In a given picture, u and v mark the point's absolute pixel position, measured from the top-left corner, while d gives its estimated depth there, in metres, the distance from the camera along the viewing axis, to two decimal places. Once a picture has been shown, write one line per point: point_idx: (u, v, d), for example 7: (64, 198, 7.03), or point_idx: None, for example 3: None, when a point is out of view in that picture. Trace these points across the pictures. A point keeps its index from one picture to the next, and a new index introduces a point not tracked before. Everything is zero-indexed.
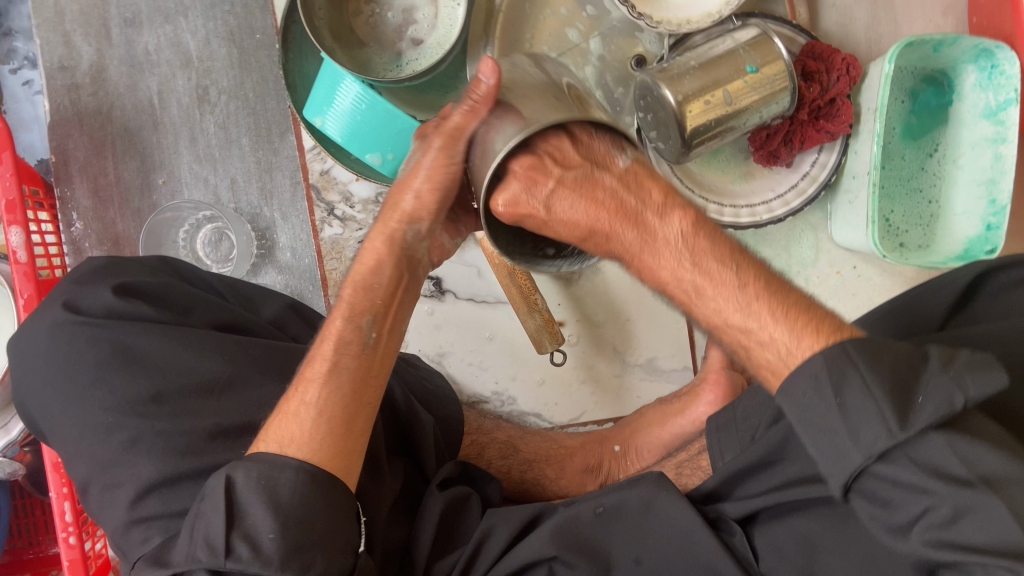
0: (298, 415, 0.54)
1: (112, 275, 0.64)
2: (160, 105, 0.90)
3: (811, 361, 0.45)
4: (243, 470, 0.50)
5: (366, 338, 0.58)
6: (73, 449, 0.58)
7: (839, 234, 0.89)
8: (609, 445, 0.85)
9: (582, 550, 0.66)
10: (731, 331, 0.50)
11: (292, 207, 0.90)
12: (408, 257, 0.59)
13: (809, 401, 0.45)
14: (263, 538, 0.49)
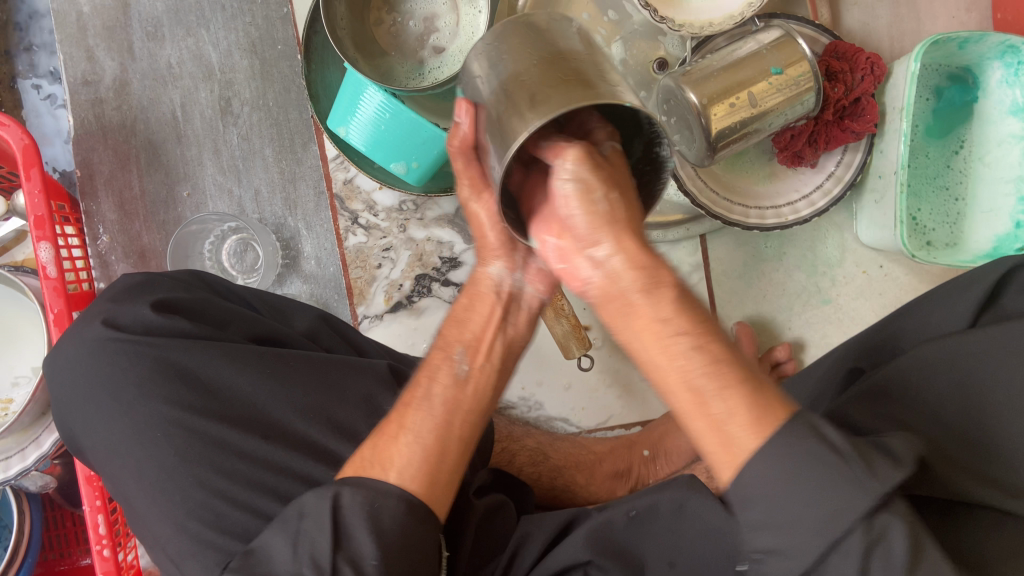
0: (405, 446, 0.53)
1: (148, 291, 0.65)
2: (183, 117, 0.90)
3: (800, 415, 0.39)
4: (350, 491, 0.49)
5: (457, 370, 0.57)
6: (113, 465, 0.59)
7: (865, 233, 0.88)
8: (637, 450, 0.86)
9: (617, 556, 0.67)
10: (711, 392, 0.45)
11: (316, 216, 0.90)
12: (504, 297, 0.60)
13: (793, 467, 0.38)
14: (365, 565, 0.48)
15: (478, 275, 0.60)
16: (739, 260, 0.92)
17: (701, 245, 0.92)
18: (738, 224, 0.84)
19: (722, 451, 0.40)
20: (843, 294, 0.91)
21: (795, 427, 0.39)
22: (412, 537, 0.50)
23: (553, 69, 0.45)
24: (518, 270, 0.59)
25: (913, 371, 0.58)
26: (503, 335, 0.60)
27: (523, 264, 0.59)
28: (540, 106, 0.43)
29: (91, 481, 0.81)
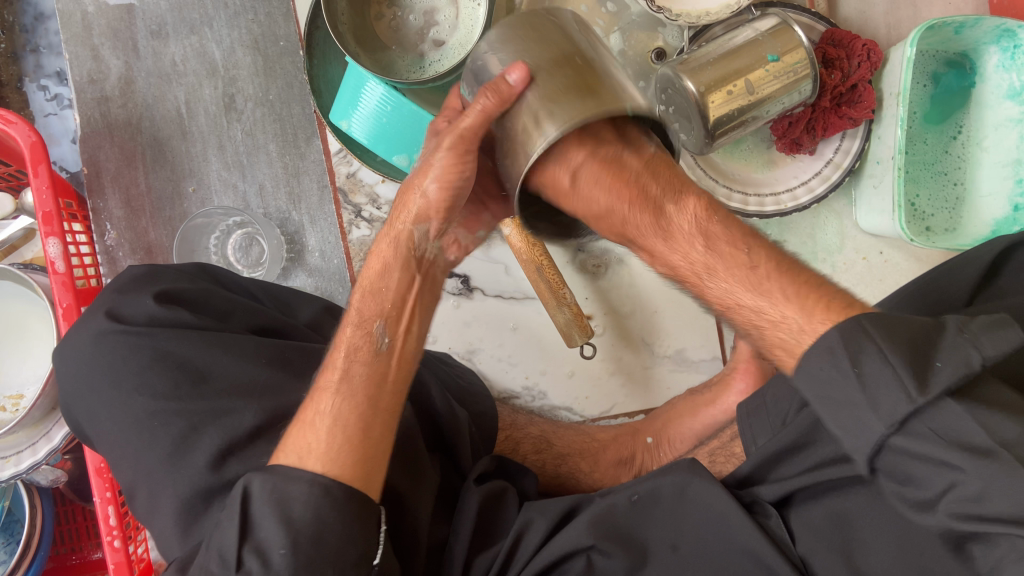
0: (319, 428, 0.54)
1: (153, 282, 0.66)
2: (188, 114, 0.91)
3: (824, 337, 0.46)
4: (259, 480, 0.50)
5: (378, 344, 0.58)
6: (123, 451, 0.60)
7: (864, 219, 0.89)
8: (641, 438, 0.86)
9: (621, 540, 0.67)
10: (744, 313, 0.52)
11: (320, 209, 0.91)
12: (416, 256, 0.61)
13: (827, 380, 0.45)
14: (273, 553, 0.48)
15: (390, 229, 0.60)
16: None
17: None
18: (736, 212, 0.85)
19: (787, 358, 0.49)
20: (843, 281, 0.92)
21: (824, 344, 0.45)
22: (331, 521, 0.50)
23: (573, 72, 0.51)
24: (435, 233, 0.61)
25: None
26: (422, 299, 0.62)
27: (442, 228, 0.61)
28: (561, 112, 0.50)
29: (102, 474, 0.83)
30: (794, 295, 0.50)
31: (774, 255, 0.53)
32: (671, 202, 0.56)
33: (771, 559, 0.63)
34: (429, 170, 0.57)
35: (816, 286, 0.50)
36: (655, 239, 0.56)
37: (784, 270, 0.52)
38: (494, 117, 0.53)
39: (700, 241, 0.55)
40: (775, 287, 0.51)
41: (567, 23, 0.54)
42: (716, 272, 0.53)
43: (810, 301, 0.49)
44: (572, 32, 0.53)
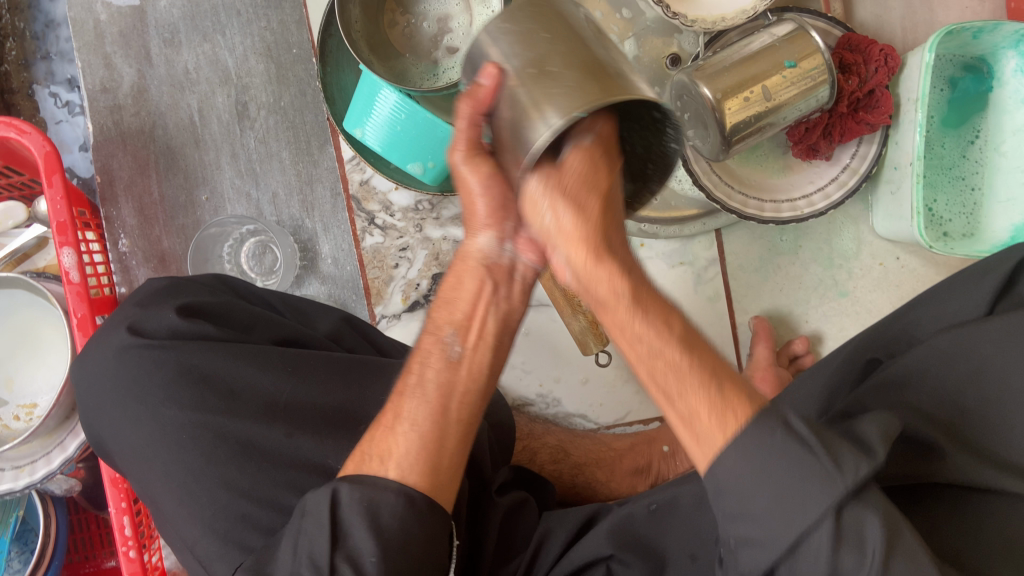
0: (403, 436, 0.53)
1: (172, 295, 0.66)
2: (201, 122, 0.91)
3: (773, 415, 0.43)
4: (349, 484, 0.50)
5: (448, 353, 0.57)
6: (142, 465, 0.60)
7: (881, 225, 0.88)
8: (657, 446, 0.85)
9: (640, 549, 0.67)
10: (684, 423, 0.45)
11: (333, 217, 0.91)
12: (493, 268, 0.58)
13: (765, 462, 0.42)
14: (365, 561, 0.48)
15: (467, 248, 0.59)
16: (755, 254, 0.92)
17: (716, 240, 0.92)
18: (753, 218, 0.84)
19: (694, 445, 0.45)
20: (859, 287, 0.91)
21: (764, 420, 0.43)
22: (413, 532, 0.50)
23: (571, 67, 0.46)
24: (507, 240, 0.58)
25: (936, 358, 0.60)
26: (497, 310, 0.59)
27: (513, 234, 0.58)
28: (568, 102, 0.45)
29: (117, 484, 0.82)
30: (722, 392, 0.44)
31: (693, 335, 0.48)
32: (621, 280, 0.48)
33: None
34: (467, 188, 0.55)
35: (739, 378, 0.46)
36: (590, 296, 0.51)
37: (712, 360, 0.46)
38: (479, 117, 0.51)
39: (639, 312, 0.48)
40: (708, 360, 0.46)
41: (575, 21, 0.50)
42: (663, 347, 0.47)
43: (728, 379, 0.45)
44: (578, 29, 0.49)
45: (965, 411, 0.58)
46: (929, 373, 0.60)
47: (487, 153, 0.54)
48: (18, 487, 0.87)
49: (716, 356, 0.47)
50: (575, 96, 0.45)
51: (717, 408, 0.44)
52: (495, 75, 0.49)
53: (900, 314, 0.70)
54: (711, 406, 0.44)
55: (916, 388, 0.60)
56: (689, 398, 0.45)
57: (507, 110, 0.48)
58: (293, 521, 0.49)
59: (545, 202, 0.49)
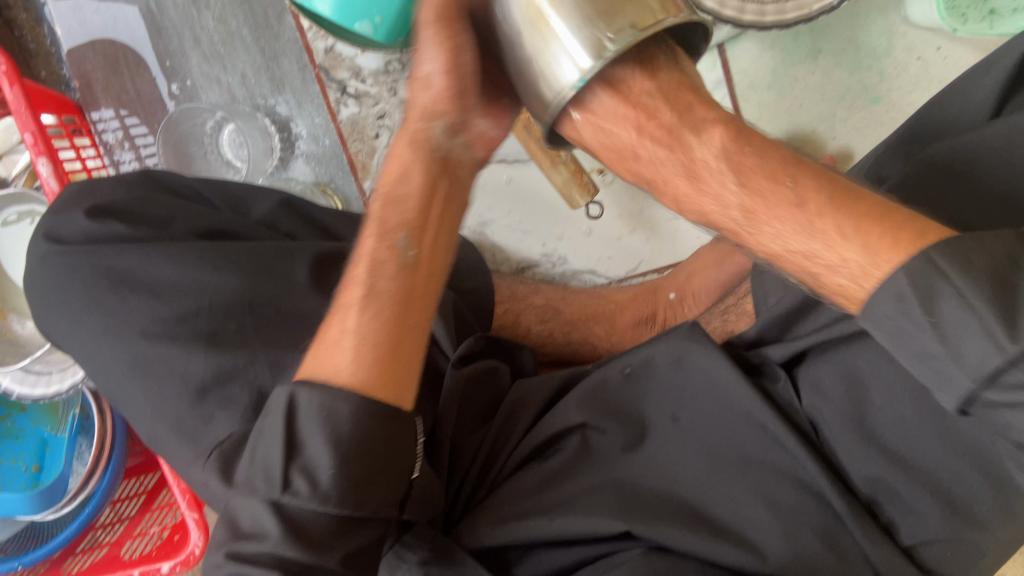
0: (344, 348, 0.49)
1: (86, 197, 0.65)
2: (158, 9, 0.87)
3: (891, 275, 0.38)
4: (306, 391, 0.47)
5: (401, 256, 0.52)
6: (104, 364, 0.62)
7: (913, 10, 0.74)
8: (663, 294, 0.80)
9: (616, 415, 0.65)
10: (832, 284, 0.42)
11: (305, 92, 0.86)
12: (441, 158, 0.53)
13: (897, 325, 0.39)
14: (321, 473, 0.46)
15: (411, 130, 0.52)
16: (767, 67, 0.80)
17: (720, 57, 0.80)
18: (749, 26, 0.71)
19: (845, 298, 0.42)
20: (895, 90, 0.78)
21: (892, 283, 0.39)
22: (378, 436, 0.48)
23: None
24: (460, 131, 0.53)
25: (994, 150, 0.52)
26: (440, 197, 0.54)
27: (466, 125, 0.52)
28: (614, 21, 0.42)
29: None
30: (847, 242, 0.40)
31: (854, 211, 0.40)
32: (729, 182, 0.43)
33: (790, 440, 0.57)
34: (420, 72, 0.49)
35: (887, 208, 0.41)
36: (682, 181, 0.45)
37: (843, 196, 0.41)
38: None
39: (734, 190, 0.43)
40: (830, 223, 0.40)
41: None
42: (749, 211, 0.43)
43: (863, 223, 0.40)
44: None
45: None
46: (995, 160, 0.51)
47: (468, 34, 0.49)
48: (65, 388, 0.93)
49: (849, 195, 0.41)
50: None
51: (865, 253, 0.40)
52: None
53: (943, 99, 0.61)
54: (850, 266, 0.40)
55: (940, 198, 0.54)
56: (842, 254, 0.40)
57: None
58: (274, 437, 0.48)
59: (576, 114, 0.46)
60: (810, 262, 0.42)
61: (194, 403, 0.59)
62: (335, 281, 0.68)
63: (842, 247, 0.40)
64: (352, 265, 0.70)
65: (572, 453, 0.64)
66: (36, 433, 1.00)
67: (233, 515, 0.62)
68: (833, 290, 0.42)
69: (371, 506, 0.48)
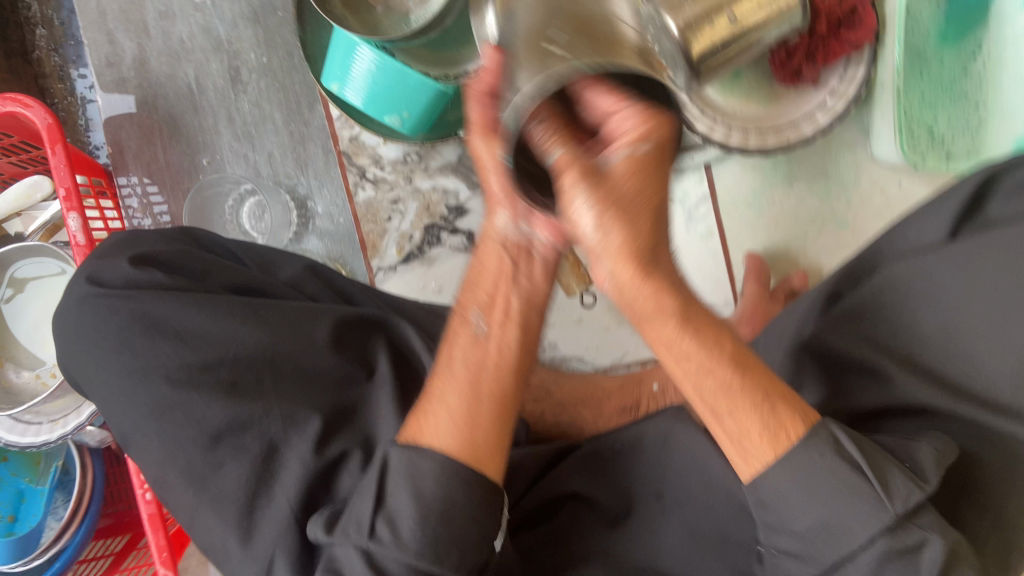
0: (435, 414, 0.57)
1: (129, 247, 0.70)
2: (198, 90, 0.95)
3: (819, 425, 0.49)
4: (395, 449, 0.56)
5: (475, 330, 0.59)
6: (124, 405, 0.65)
7: (878, 148, 0.85)
8: (646, 385, 0.86)
9: (605, 484, 0.69)
10: (730, 441, 0.50)
11: (326, 173, 0.94)
12: (511, 246, 0.62)
13: (803, 484, 0.48)
14: (402, 521, 0.54)
15: (487, 229, 0.63)
16: (749, 187, 0.90)
17: (707, 175, 0.90)
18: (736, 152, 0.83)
19: (743, 462, 0.50)
20: (860, 218, 0.88)
21: (814, 444, 0.48)
22: (461, 502, 0.54)
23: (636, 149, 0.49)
24: (522, 220, 0.61)
25: (891, 288, 0.62)
26: (518, 289, 0.62)
27: (527, 214, 0.61)
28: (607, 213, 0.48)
29: None
30: (774, 411, 0.49)
31: (754, 364, 0.50)
32: (670, 299, 0.49)
33: None
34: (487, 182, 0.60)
35: (785, 389, 0.50)
36: (692, 372, 0.50)
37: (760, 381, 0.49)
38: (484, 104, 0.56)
39: (694, 358, 0.49)
40: (746, 398, 0.48)
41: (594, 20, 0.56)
42: (715, 378, 0.49)
43: (777, 396, 0.49)
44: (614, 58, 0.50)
45: (925, 340, 0.60)
46: (886, 302, 0.62)
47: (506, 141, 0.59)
48: (53, 439, 0.95)
49: (759, 369, 0.50)
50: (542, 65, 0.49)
51: (771, 434, 0.49)
52: (495, 49, 0.55)
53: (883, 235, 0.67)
54: (765, 433, 0.49)
55: (868, 326, 0.63)
56: (737, 416, 0.49)
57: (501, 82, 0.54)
58: (365, 498, 0.56)
59: (591, 210, 0.48)
60: (745, 434, 0.49)
61: (206, 449, 0.63)
62: (354, 344, 0.72)
63: (772, 407, 0.49)
64: (369, 328, 0.74)
65: (564, 521, 0.69)
66: (13, 484, 0.97)
67: (230, 563, 0.64)
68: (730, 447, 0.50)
69: (449, 563, 0.54)
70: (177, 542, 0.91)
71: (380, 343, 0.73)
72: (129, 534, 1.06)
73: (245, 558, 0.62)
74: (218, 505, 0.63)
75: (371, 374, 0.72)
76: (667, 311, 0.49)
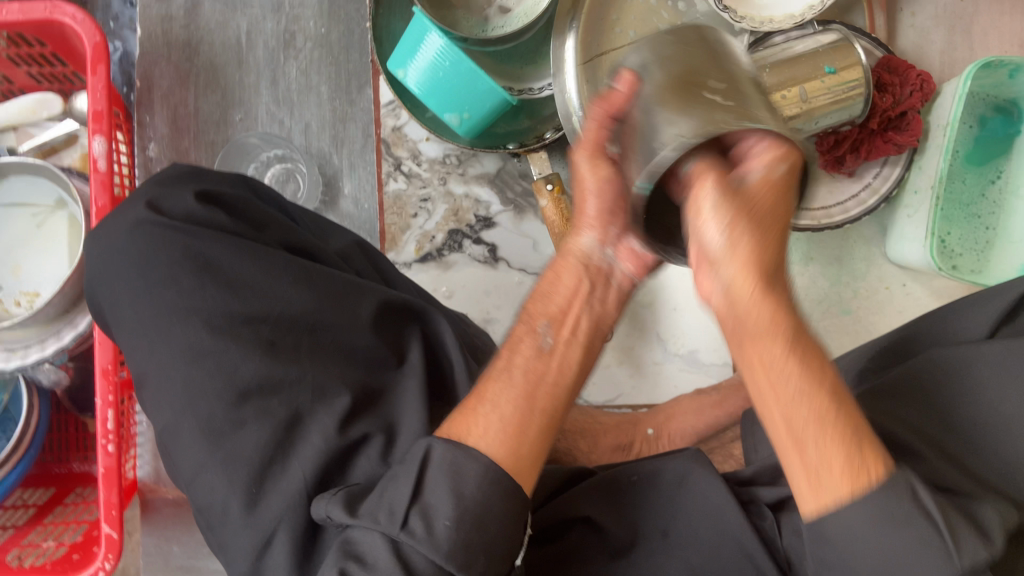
0: (485, 417, 0.54)
1: (194, 181, 0.68)
2: (246, 45, 0.98)
3: (901, 478, 0.45)
4: (440, 444, 0.52)
5: (540, 342, 0.57)
6: (154, 341, 0.61)
7: (893, 248, 0.91)
8: (641, 428, 0.88)
9: (616, 513, 0.69)
10: (807, 479, 0.45)
11: (360, 157, 0.95)
12: (590, 265, 0.61)
13: (882, 522, 0.44)
14: (437, 521, 0.50)
15: (569, 247, 0.62)
16: None
17: None
18: (769, 220, 0.86)
19: (808, 487, 0.46)
20: (863, 307, 0.93)
21: (890, 484, 0.44)
22: (495, 509, 0.51)
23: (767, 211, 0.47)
24: (609, 244, 0.61)
25: (928, 373, 0.65)
26: (591, 311, 0.60)
27: (616, 240, 0.61)
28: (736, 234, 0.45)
29: (106, 377, 0.83)
30: (861, 452, 0.45)
31: (868, 464, 0.45)
32: (783, 330, 0.45)
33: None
34: (585, 187, 0.60)
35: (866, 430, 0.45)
36: (794, 454, 0.45)
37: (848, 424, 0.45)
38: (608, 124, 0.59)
39: (806, 409, 0.44)
40: (847, 452, 0.44)
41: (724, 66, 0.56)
42: (816, 447, 0.44)
43: (861, 435, 0.45)
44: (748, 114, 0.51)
45: (952, 433, 0.61)
46: (920, 386, 0.65)
47: (609, 160, 0.60)
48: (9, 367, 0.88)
49: (854, 429, 0.45)
50: (707, 118, 0.49)
51: (853, 474, 0.44)
52: (630, 79, 0.56)
53: (916, 324, 0.72)
54: (844, 469, 0.44)
55: (898, 403, 0.65)
56: (824, 449, 0.44)
57: (636, 118, 0.54)
58: (404, 479, 0.52)
59: (720, 225, 0.46)
60: (823, 467, 0.45)
61: (230, 406, 0.59)
62: (392, 330, 0.70)
63: (864, 456, 0.45)
64: (406, 317, 0.72)
65: (571, 542, 0.69)
66: None
67: (221, 532, 0.60)
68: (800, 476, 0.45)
69: (476, 570, 0.50)
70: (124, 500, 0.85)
71: (415, 335, 0.72)
72: (54, 487, 0.95)
73: (243, 527, 0.59)
74: (231, 466, 0.59)
75: (400, 362, 0.70)
76: (763, 336, 0.45)
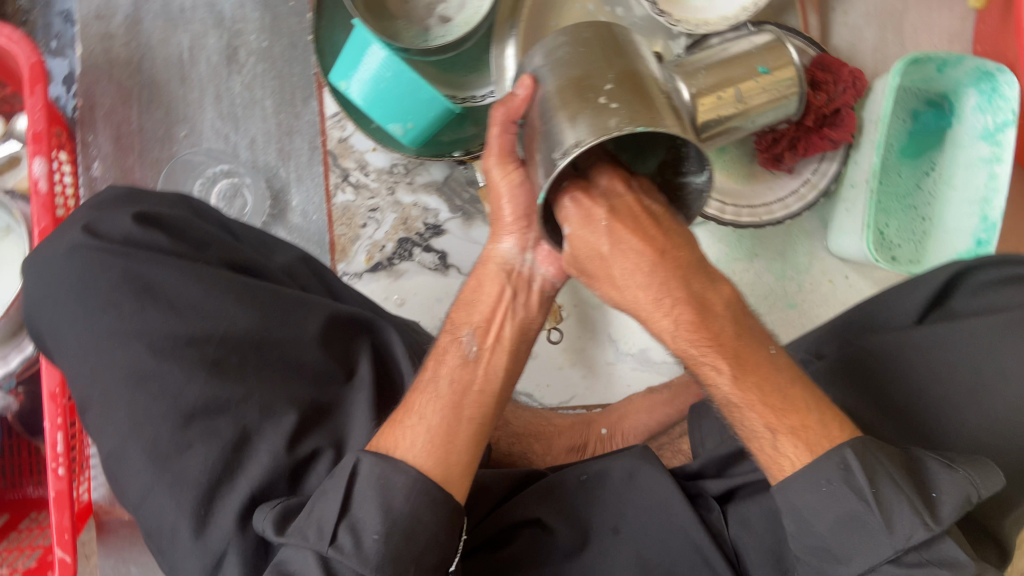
0: (411, 431, 0.58)
1: (132, 202, 0.68)
2: (189, 61, 0.98)
3: (835, 451, 0.52)
4: (368, 459, 0.55)
5: (465, 352, 0.62)
6: (97, 361, 0.62)
7: (833, 241, 0.93)
8: (595, 428, 0.89)
9: (567, 516, 0.69)
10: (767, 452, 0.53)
11: (308, 170, 0.96)
12: (511, 272, 0.65)
13: (825, 496, 0.51)
14: (367, 537, 0.53)
15: (489, 252, 0.66)
16: (712, 256, 0.96)
17: None
18: (711, 219, 0.88)
19: (773, 467, 0.53)
20: (808, 300, 0.95)
21: (825, 465, 0.51)
22: (427, 523, 0.54)
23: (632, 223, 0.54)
24: (529, 249, 0.64)
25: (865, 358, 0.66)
26: (514, 317, 0.64)
27: (534, 244, 0.64)
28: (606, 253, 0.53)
29: (56, 399, 0.82)
30: (780, 441, 0.53)
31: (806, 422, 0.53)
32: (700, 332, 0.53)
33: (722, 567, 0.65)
34: (498, 192, 0.62)
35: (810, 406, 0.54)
36: (721, 408, 0.54)
37: (773, 397, 0.53)
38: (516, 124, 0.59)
39: (729, 377, 0.53)
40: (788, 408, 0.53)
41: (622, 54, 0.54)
42: (749, 388, 0.53)
43: (789, 424, 0.53)
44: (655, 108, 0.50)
45: (890, 412, 0.63)
46: (858, 371, 0.66)
47: (518, 162, 0.60)
48: None
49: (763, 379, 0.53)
50: (599, 124, 0.48)
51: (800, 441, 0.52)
52: (529, 86, 0.56)
53: (857, 308, 0.74)
54: (799, 444, 0.52)
55: (841, 390, 0.66)
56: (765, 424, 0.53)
57: (536, 120, 0.54)
58: (333, 497, 0.55)
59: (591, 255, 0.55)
60: (771, 431, 0.53)
61: (176, 427, 0.59)
62: (339, 342, 0.69)
63: (806, 425, 0.52)
64: (356, 328, 0.71)
65: (521, 548, 0.68)
66: None
67: (171, 550, 0.60)
68: (767, 461, 0.53)
69: None
70: (77, 523, 0.84)
71: (365, 346, 0.71)
72: (8, 514, 0.94)
73: (192, 547, 0.59)
74: (177, 485, 0.59)
75: (350, 376, 0.69)
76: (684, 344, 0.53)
